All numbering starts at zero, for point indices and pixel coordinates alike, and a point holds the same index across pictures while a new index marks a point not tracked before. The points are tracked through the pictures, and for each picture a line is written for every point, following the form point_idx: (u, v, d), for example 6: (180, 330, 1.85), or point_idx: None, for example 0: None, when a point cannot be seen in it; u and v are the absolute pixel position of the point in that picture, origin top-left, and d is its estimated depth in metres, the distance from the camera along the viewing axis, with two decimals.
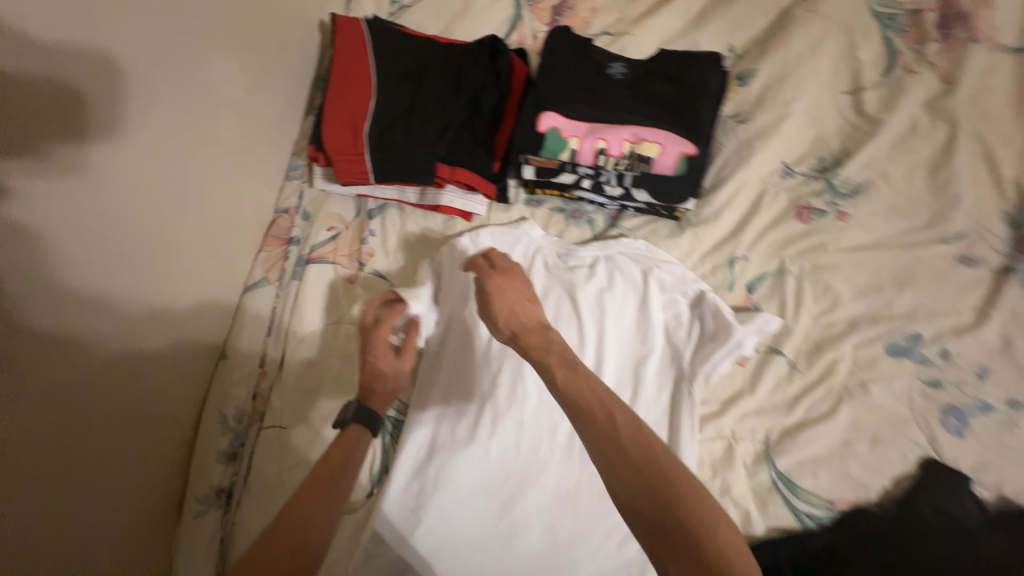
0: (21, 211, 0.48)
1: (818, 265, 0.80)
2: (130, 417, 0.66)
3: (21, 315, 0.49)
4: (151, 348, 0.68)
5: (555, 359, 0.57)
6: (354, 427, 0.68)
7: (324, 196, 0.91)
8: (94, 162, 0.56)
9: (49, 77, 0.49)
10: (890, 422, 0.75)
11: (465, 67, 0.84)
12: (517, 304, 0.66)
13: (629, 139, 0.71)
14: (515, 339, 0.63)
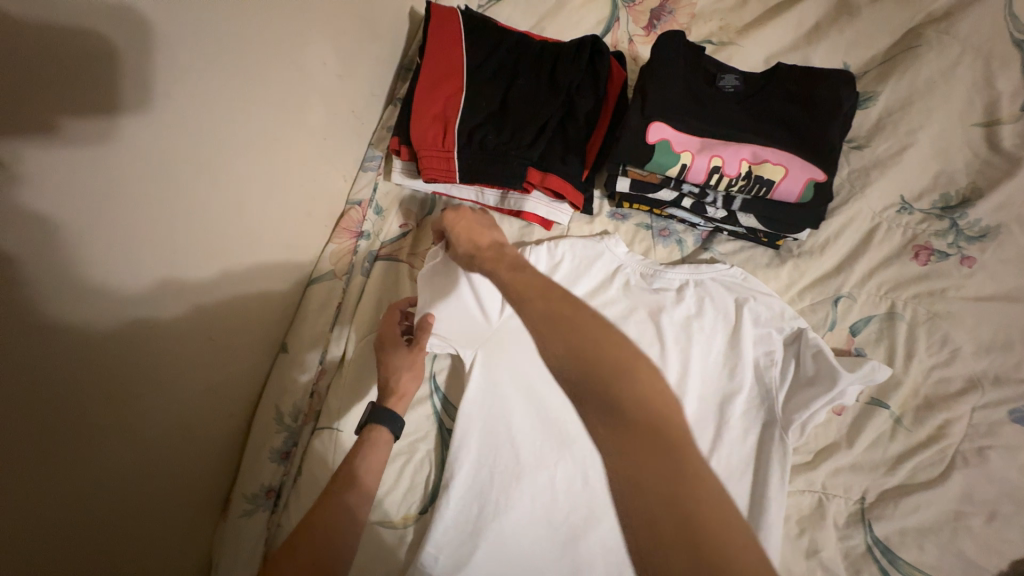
0: (52, 199, 0.41)
1: (935, 313, 0.73)
2: (181, 410, 0.62)
3: (43, 310, 0.42)
4: (208, 338, 0.63)
5: (502, 258, 0.54)
6: (376, 430, 0.68)
7: (398, 190, 0.87)
8: (132, 137, 0.47)
9: (136, 48, 0.45)
10: (1012, 498, 0.67)
11: (562, 67, 0.79)
12: (475, 230, 0.61)
13: (747, 158, 0.65)
14: (473, 259, 0.57)
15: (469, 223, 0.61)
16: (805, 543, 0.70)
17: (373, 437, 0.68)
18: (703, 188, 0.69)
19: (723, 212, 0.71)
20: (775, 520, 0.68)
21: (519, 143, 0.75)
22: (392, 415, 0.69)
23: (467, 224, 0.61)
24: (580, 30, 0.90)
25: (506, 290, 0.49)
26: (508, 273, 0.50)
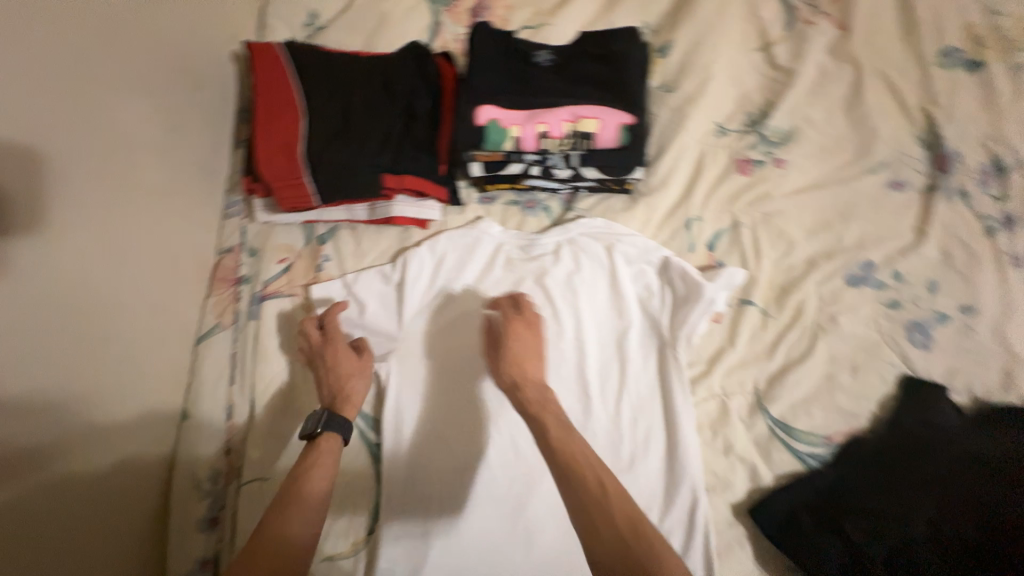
0: None
1: (767, 213, 0.83)
2: (66, 520, 0.58)
3: None
4: (72, 439, 0.60)
5: (551, 418, 0.63)
6: (329, 437, 0.67)
7: (268, 228, 0.86)
8: None
9: None
10: (864, 349, 0.77)
11: (393, 77, 0.84)
12: (524, 360, 0.71)
13: (568, 118, 0.72)
14: (515, 388, 0.68)
15: (534, 345, 0.72)
16: (720, 444, 0.77)
17: (326, 444, 0.66)
18: (543, 155, 0.75)
19: (570, 171, 0.77)
20: (684, 427, 0.76)
21: (367, 152, 0.77)
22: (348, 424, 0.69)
23: (530, 352, 0.71)
24: (409, 38, 0.95)
25: (549, 448, 0.60)
26: (559, 437, 0.61)
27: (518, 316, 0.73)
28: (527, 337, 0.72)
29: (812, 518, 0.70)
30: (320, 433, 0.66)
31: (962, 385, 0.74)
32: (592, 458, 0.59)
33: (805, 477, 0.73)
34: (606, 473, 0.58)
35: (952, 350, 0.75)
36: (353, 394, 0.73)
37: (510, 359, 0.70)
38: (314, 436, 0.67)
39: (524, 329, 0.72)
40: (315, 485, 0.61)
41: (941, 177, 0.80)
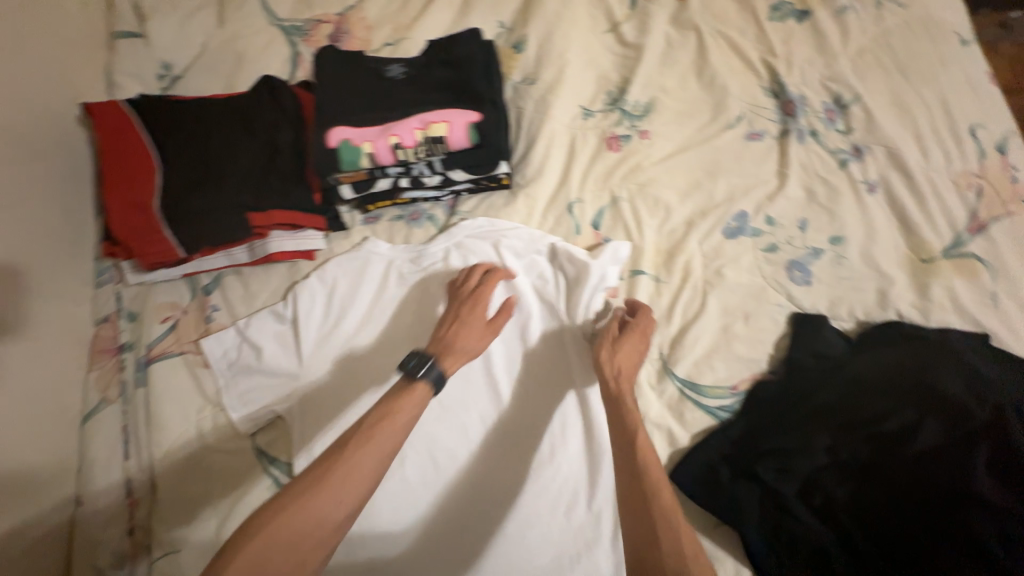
0: None
1: (641, 183, 0.86)
2: None
3: None
4: None
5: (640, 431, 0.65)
6: (424, 385, 0.61)
7: (145, 289, 0.83)
8: None
9: None
10: (752, 295, 0.80)
11: (250, 112, 0.82)
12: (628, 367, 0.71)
13: (417, 126, 0.72)
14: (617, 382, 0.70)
15: (632, 356, 0.72)
16: None
17: (420, 392, 0.59)
18: (405, 165, 0.75)
19: (438, 177, 0.77)
20: (597, 408, 0.75)
21: (226, 194, 0.75)
22: (443, 378, 0.63)
23: (633, 361, 0.72)
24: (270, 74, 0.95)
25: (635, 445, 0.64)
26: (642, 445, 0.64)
27: (637, 325, 0.74)
28: (631, 341, 0.73)
29: (730, 469, 0.71)
30: (423, 377, 0.61)
31: (844, 312, 0.77)
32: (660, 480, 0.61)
33: (718, 431, 0.73)
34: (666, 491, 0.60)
35: (830, 281, 0.79)
36: (465, 342, 0.68)
37: (618, 364, 0.71)
38: (410, 379, 0.61)
39: (635, 333, 0.74)
40: (393, 433, 0.56)
41: (791, 121, 0.85)
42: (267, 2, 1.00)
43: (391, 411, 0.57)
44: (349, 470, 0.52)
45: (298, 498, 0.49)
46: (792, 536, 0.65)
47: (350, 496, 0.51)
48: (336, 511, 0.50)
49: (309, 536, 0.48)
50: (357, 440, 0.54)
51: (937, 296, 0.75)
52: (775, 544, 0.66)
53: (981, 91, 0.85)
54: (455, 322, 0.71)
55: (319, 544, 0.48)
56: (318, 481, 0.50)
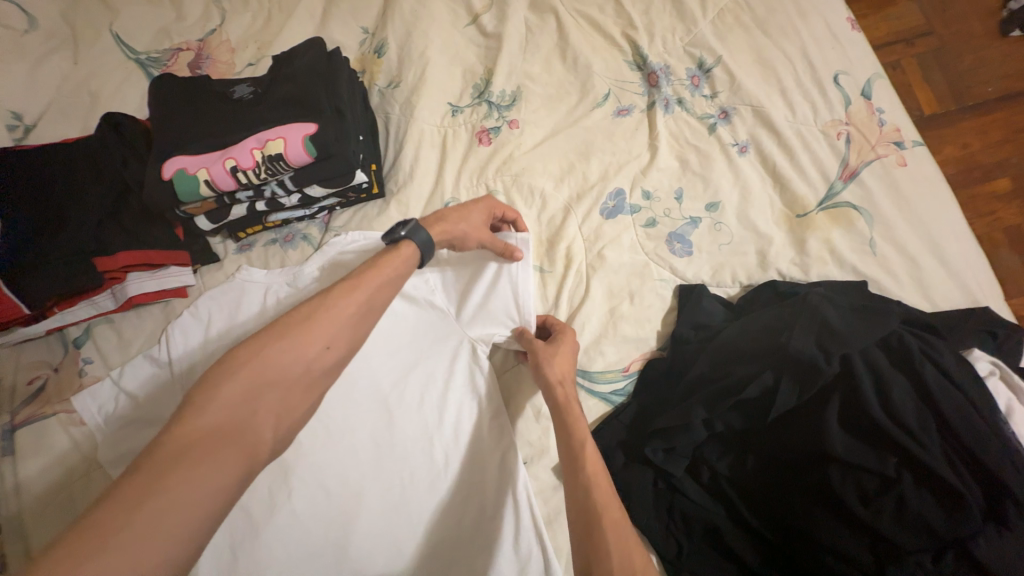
0: None
1: (516, 173, 0.83)
2: None
3: None
4: None
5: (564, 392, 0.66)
6: (410, 244, 0.65)
7: (12, 352, 0.79)
8: None
9: None
10: (636, 274, 0.78)
11: (95, 152, 0.78)
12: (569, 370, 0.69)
13: (254, 145, 0.69)
14: (562, 386, 0.66)
15: (567, 362, 0.69)
16: (530, 412, 0.75)
17: (406, 248, 0.64)
18: (255, 187, 0.73)
19: (295, 195, 0.76)
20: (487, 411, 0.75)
21: (65, 240, 0.72)
22: (431, 246, 0.67)
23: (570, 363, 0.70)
24: (128, 109, 0.90)
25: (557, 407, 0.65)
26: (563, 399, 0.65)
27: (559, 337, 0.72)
28: (566, 346, 0.70)
29: (624, 454, 0.69)
30: (406, 237, 0.65)
31: (727, 278, 0.76)
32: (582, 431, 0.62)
33: (611, 416, 0.72)
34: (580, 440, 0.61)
35: (710, 248, 0.77)
36: (456, 224, 0.70)
37: (558, 375, 0.67)
38: (395, 241, 0.65)
39: (568, 339, 0.72)
40: (381, 287, 0.60)
41: (657, 91, 0.83)
42: (121, 37, 0.96)
43: (377, 265, 0.62)
44: (327, 316, 0.54)
45: (293, 332, 0.52)
46: (685, 514, 0.63)
47: (335, 342, 0.54)
48: (320, 352, 0.52)
49: (299, 375, 0.51)
50: (340, 287, 0.57)
51: (814, 249, 0.74)
52: (670, 526, 0.64)
53: (842, 37, 0.85)
54: (467, 209, 0.72)
55: (301, 387, 0.51)
56: (308, 319, 0.53)
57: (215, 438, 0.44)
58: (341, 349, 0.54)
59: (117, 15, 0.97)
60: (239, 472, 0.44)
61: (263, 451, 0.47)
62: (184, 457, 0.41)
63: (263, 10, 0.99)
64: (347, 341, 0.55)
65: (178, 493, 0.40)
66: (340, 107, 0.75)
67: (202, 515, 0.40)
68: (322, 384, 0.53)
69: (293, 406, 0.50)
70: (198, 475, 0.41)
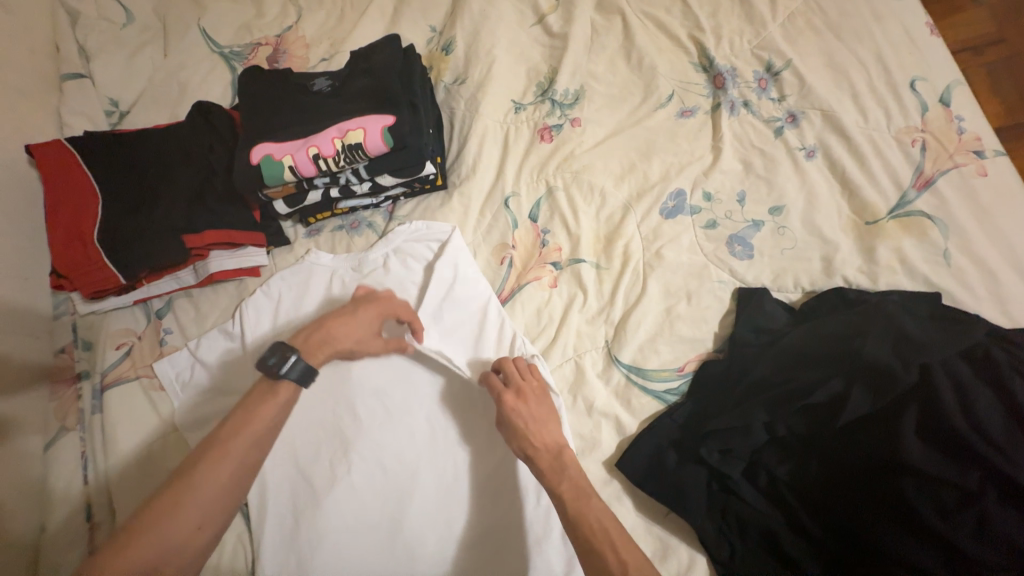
0: None
1: (576, 171, 0.84)
2: None
3: None
4: None
5: (548, 455, 0.65)
6: (290, 382, 0.60)
7: (101, 318, 0.85)
8: None
9: None
10: (694, 275, 0.78)
11: (187, 139, 0.84)
12: (537, 432, 0.67)
13: (336, 135, 0.74)
14: (529, 460, 0.65)
15: (544, 423, 0.68)
16: (582, 405, 0.76)
17: (283, 389, 0.60)
18: (332, 174, 0.77)
19: (367, 183, 0.79)
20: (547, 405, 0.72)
21: (161, 218, 0.78)
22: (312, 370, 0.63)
23: (540, 425, 0.68)
24: (213, 98, 0.96)
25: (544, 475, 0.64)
26: (550, 463, 0.65)
27: (525, 398, 0.69)
28: (529, 411, 0.68)
29: (678, 454, 0.69)
30: (285, 375, 0.60)
31: (790, 283, 0.75)
32: (584, 487, 0.62)
33: (665, 414, 0.72)
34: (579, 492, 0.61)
35: (772, 252, 0.76)
36: (338, 338, 0.68)
37: (526, 454, 0.66)
38: (272, 377, 0.60)
39: (530, 400, 0.69)
40: (268, 432, 0.58)
41: (722, 94, 0.83)
42: (208, 31, 1.02)
43: (257, 408, 0.58)
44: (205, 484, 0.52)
45: (166, 513, 0.49)
46: (740, 518, 0.63)
47: (210, 516, 0.51)
48: (193, 532, 0.50)
49: (174, 556, 0.49)
50: (218, 442, 0.55)
51: (884, 257, 0.72)
52: (724, 528, 0.64)
53: (920, 42, 0.82)
54: (350, 317, 0.70)
55: (177, 568, 0.49)
56: (183, 495, 0.50)
57: None
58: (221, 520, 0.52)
59: (206, 10, 1.04)
60: None
61: None
62: None
63: (338, 7, 1.04)
64: (227, 507, 0.53)
65: None
66: (413, 101, 0.78)
67: None
68: (197, 559, 0.51)
69: None
70: None
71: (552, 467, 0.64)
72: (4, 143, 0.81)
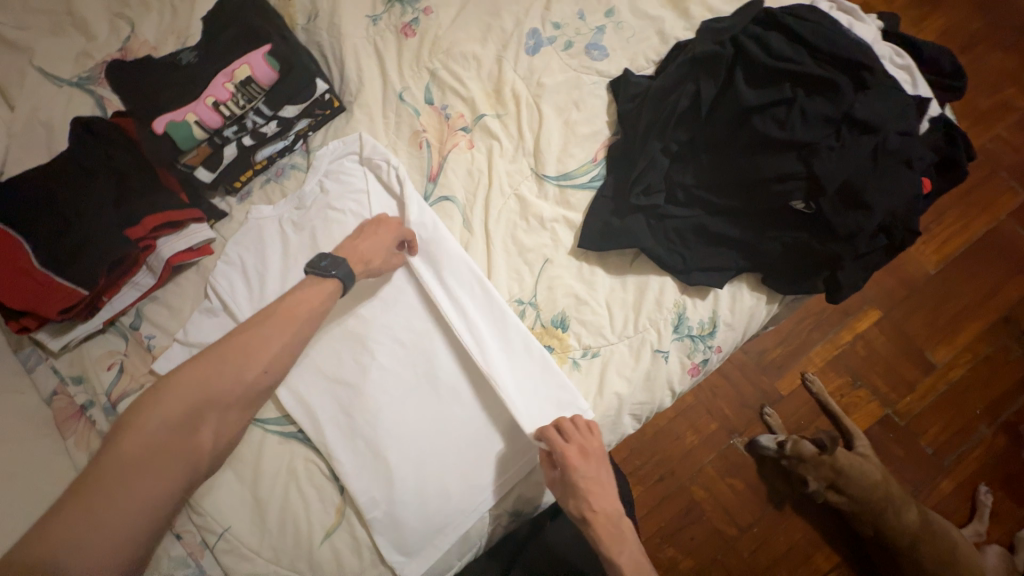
0: None
1: (446, 48, 0.96)
2: None
3: None
4: None
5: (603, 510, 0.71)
6: (333, 282, 0.76)
7: (77, 351, 0.85)
8: None
9: None
10: (573, 87, 0.93)
11: (78, 153, 0.84)
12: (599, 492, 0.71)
13: (226, 80, 0.86)
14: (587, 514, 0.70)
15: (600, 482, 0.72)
16: (535, 222, 0.90)
17: (328, 285, 0.76)
18: (238, 120, 0.88)
19: (273, 122, 0.91)
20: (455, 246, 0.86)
21: (95, 225, 0.80)
22: (352, 276, 0.78)
23: (597, 483, 0.71)
24: None
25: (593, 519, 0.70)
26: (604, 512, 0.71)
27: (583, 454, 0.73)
28: (585, 465, 0.72)
29: (618, 215, 0.86)
30: (331, 272, 0.76)
31: (642, 61, 0.92)
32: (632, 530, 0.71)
33: (597, 196, 0.88)
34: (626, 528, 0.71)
35: (621, 44, 0.93)
36: (364, 251, 0.81)
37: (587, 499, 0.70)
38: (321, 273, 0.76)
39: (590, 456, 0.72)
40: (311, 317, 0.74)
41: None
42: (45, 68, 1.00)
43: (304, 294, 0.75)
44: (262, 346, 0.70)
45: (232, 360, 0.68)
46: (677, 228, 0.82)
47: (272, 366, 0.70)
48: (259, 375, 0.69)
49: (235, 393, 0.68)
50: (269, 319, 0.72)
51: (696, 12, 0.92)
52: (672, 243, 0.83)
53: None
54: (372, 237, 0.83)
55: (239, 400, 0.69)
56: (246, 350, 0.69)
57: (158, 448, 0.60)
58: (275, 372, 0.71)
59: (33, 50, 1.01)
60: (175, 473, 0.61)
61: (200, 451, 0.65)
62: (132, 467, 0.58)
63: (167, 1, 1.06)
64: (281, 361, 0.72)
65: (122, 499, 0.57)
66: None
67: (138, 506, 0.57)
68: (250, 397, 0.70)
69: (226, 422, 0.69)
70: (132, 485, 0.58)
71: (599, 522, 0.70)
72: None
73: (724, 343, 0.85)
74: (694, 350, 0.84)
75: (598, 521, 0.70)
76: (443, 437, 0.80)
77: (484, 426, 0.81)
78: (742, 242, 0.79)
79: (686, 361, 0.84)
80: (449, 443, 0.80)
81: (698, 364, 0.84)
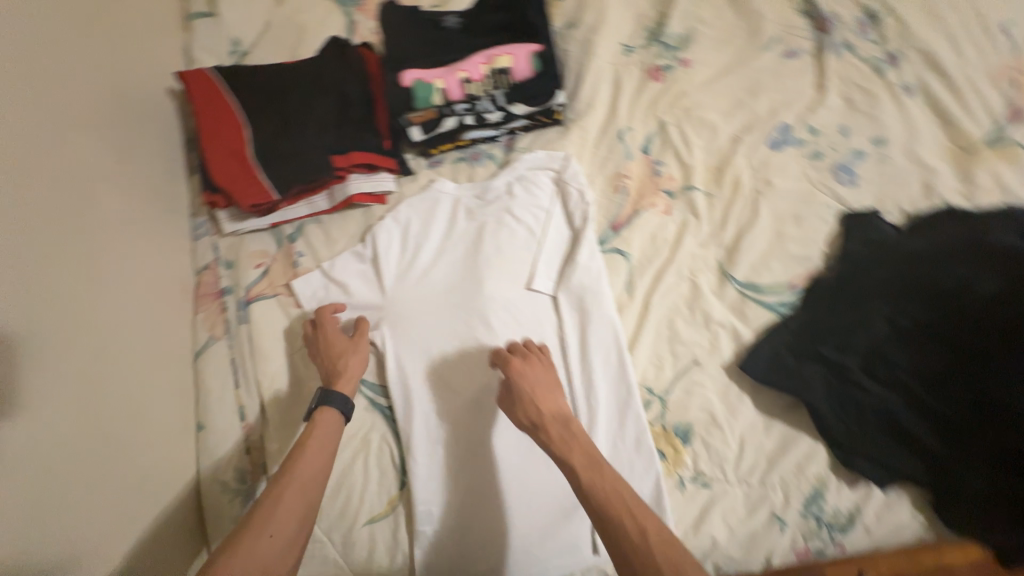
0: None
1: (687, 107, 0.91)
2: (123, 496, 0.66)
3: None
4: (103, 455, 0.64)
5: (557, 429, 0.66)
6: (330, 411, 0.71)
7: (239, 239, 0.90)
8: None
9: None
10: (802, 201, 0.85)
11: (320, 71, 0.89)
12: (539, 396, 0.69)
13: (483, 62, 0.89)
14: (538, 430, 0.67)
15: (546, 389, 0.70)
16: (700, 318, 0.82)
17: (325, 416, 0.70)
18: (473, 100, 0.88)
19: (500, 113, 0.89)
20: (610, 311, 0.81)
21: (310, 142, 0.84)
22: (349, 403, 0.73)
23: (544, 386, 0.70)
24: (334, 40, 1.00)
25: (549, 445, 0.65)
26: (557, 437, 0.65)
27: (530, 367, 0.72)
28: (534, 375, 0.71)
29: (795, 355, 0.76)
30: (323, 404, 0.71)
31: (891, 206, 0.82)
32: (605, 465, 0.61)
33: (780, 324, 0.78)
34: (583, 462, 0.61)
35: (875, 179, 0.83)
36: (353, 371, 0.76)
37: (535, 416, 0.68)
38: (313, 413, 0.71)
39: (537, 367, 0.72)
40: (316, 462, 0.65)
41: (825, 37, 0.91)
42: None
43: (304, 442, 0.67)
44: (273, 504, 0.60)
45: (240, 531, 0.57)
46: (860, 405, 0.72)
47: (278, 527, 0.59)
48: (270, 540, 0.57)
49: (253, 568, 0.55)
50: (278, 476, 0.63)
51: (982, 181, 0.79)
52: (844, 415, 0.72)
53: None
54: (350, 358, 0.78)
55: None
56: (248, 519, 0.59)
57: None
58: (286, 530, 0.59)
59: None
60: None
61: None
62: None
63: None
64: (296, 518, 0.60)
65: None
66: None
67: None
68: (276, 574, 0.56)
69: None
70: None
71: (544, 436, 0.66)
72: (146, 75, 0.88)
73: (852, 546, 0.71)
74: (814, 533, 0.72)
75: (549, 438, 0.65)
76: (520, 490, 0.74)
77: (562, 501, 0.73)
78: (936, 456, 0.68)
79: (799, 542, 0.72)
80: (524, 501, 0.74)
81: (812, 551, 0.71)
